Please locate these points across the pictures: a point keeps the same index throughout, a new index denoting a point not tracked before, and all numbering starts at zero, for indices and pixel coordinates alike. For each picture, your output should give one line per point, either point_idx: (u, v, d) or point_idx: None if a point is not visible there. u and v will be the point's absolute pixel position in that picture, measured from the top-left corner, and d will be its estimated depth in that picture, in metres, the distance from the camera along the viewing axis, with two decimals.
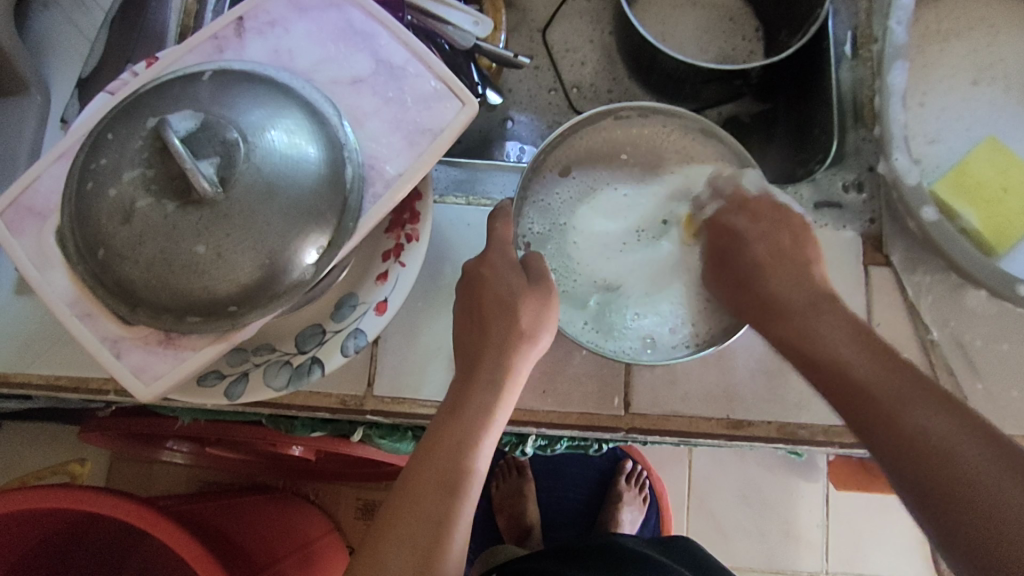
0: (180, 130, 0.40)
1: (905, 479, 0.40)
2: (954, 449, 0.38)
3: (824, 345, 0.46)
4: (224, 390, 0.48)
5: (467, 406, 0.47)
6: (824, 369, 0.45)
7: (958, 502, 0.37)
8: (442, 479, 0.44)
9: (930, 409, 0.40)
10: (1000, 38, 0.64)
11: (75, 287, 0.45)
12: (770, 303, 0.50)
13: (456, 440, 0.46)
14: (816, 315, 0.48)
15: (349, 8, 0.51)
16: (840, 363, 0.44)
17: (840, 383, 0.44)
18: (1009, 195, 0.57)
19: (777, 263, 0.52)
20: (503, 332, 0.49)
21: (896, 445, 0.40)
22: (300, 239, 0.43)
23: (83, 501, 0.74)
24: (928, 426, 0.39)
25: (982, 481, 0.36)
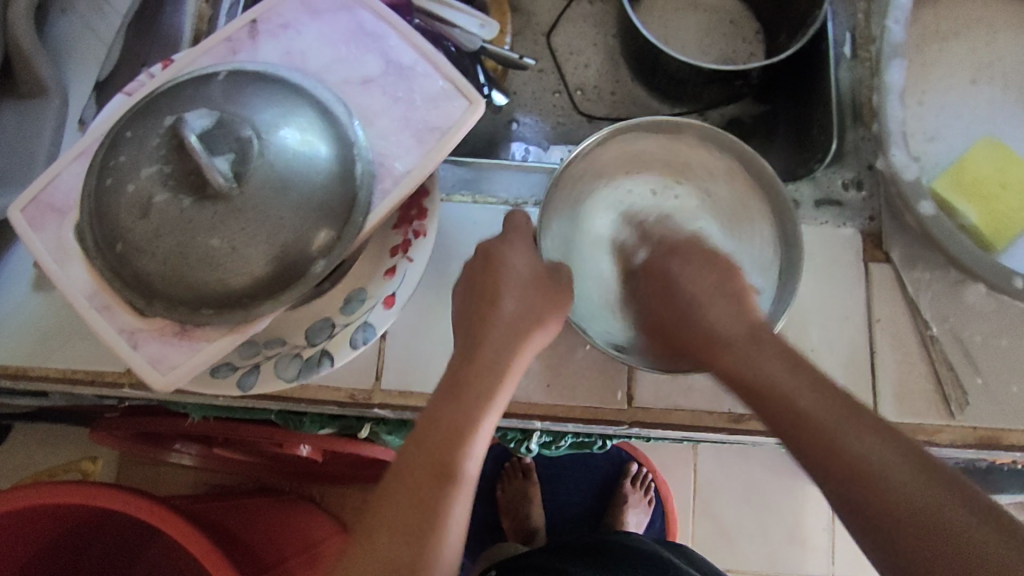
0: (196, 127, 0.41)
1: (853, 508, 0.40)
2: (899, 477, 0.39)
3: (760, 375, 0.45)
4: (235, 381, 0.50)
5: (464, 391, 0.48)
6: (765, 401, 0.45)
7: (905, 526, 0.38)
8: (437, 459, 0.46)
9: (874, 435, 0.41)
10: (998, 38, 0.65)
11: (94, 281, 0.46)
12: (698, 329, 0.50)
13: (452, 422, 0.47)
14: (753, 343, 0.47)
15: (360, 11, 0.52)
16: (782, 393, 0.44)
17: (782, 410, 0.44)
18: (1007, 191, 0.59)
19: (719, 298, 0.51)
20: (507, 330, 0.51)
21: (841, 474, 0.40)
22: (311, 235, 0.44)
23: (94, 497, 0.75)
24: (874, 453, 0.40)
25: (929, 504, 0.38)
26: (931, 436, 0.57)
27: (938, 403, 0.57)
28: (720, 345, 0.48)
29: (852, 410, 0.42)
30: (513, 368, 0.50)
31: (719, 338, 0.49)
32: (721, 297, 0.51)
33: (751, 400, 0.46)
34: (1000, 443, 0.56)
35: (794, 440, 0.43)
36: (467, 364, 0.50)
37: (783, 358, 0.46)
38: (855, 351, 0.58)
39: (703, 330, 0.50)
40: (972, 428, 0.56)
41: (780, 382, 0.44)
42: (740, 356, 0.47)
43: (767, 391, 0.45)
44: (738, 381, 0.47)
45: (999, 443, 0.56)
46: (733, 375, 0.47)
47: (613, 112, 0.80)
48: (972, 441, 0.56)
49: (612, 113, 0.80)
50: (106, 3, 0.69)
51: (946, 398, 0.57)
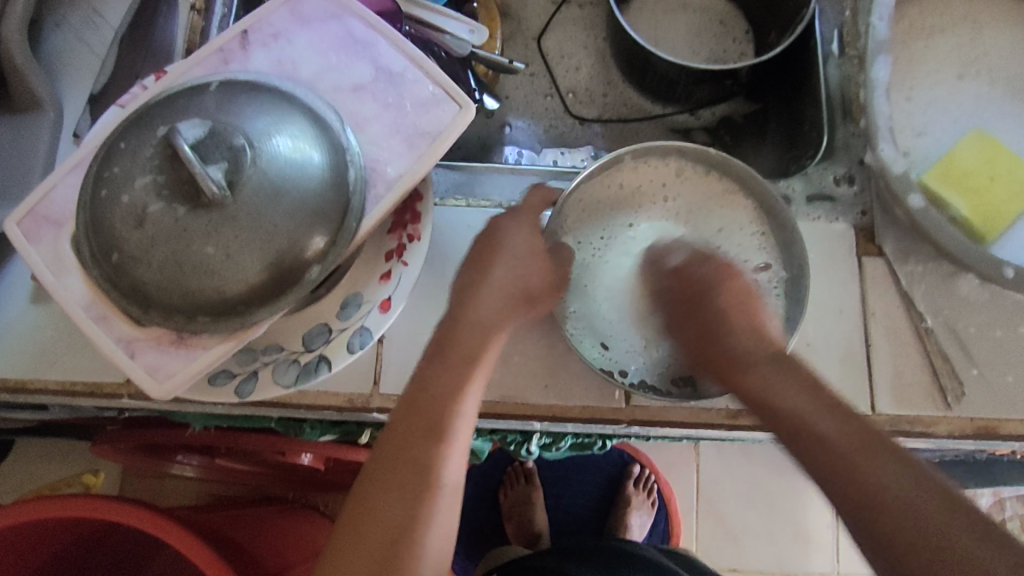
0: (189, 137, 0.42)
1: (868, 531, 0.41)
2: (926, 511, 0.40)
3: (801, 417, 0.46)
4: (233, 389, 0.50)
5: (434, 387, 0.49)
6: (806, 445, 0.45)
7: (939, 567, 0.38)
8: (414, 462, 0.47)
9: (897, 468, 0.42)
10: (984, 32, 0.66)
11: (90, 291, 0.47)
12: (732, 362, 0.50)
13: (429, 420, 0.48)
14: (793, 389, 0.47)
15: (350, 19, 0.53)
16: (819, 437, 0.44)
17: (821, 450, 0.44)
18: (996, 183, 0.59)
19: (772, 365, 0.49)
20: (476, 331, 0.51)
21: (867, 512, 0.41)
22: (306, 240, 0.45)
23: (97, 509, 0.75)
24: (899, 489, 0.41)
25: (959, 543, 0.38)
26: (928, 428, 0.57)
27: (934, 394, 0.57)
28: (762, 396, 0.48)
29: (885, 447, 0.43)
30: (482, 362, 0.50)
31: (772, 387, 0.48)
32: (769, 363, 0.49)
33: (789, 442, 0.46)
34: (997, 434, 0.56)
35: (826, 478, 0.44)
36: (439, 356, 0.50)
37: (822, 401, 0.46)
38: (850, 345, 0.59)
39: (746, 375, 0.49)
40: (969, 419, 0.56)
41: (797, 403, 0.46)
42: (781, 404, 0.47)
43: (804, 434, 0.45)
44: (781, 425, 0.46)
45: (997, 434, 0.56)
46: (774, 418, 0.47)
47: (605, 114, 0.80)
48: (969, 432, 0.56)
49: (604, 114, 0.80)
50: (99, 17, 0.69)
51: (942, 390, 0.57)
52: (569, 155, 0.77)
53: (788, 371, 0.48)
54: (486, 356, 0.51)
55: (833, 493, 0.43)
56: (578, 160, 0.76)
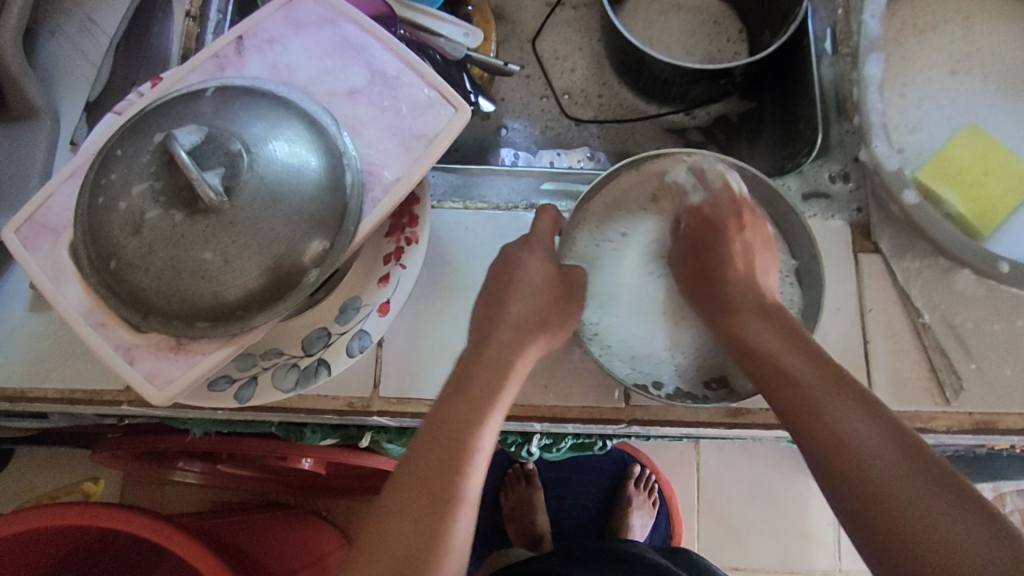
0: (186, 143, 0.42)
1: (845, 490, 0.43)
2: (884, 465, 0.42)
3: (774, 360, 0.49)
4: (233, 393, 0.50)
5: (451, 420, 0.48)
6: (776, 386, 0.48)
7: (887, 513, 0.40)
8: (430, 490, 0.45)
9: (863, 419, 0.44)
10: (976, 28, 0.66)
11: (89, 299, 0.47)
12: (724, 308, 0.55)
13: (446, 450, 0.47)
14: (772, 335, 0.51)
15: (344, 23, 0.53)
16: (790, 379, 0.48)
17: (791, 394, 0.47)
18: (990, 178, 0.59)
19: (756, 312, 0.53)
20: (498, 364, 0.52)
21: (828, 458, 0.44)
22: (304, 245, 0.45)
23: (97, 517, 0.75)
24: (859, 440, 0.43)
25: (912, 494, 0.40)
26: (927, 423, 0.57)
27: (932, 390, 0.57)
28: (744, 340, 0.52)
29: (855, 398, 0.45)
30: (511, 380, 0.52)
31: (755, 335, 0.51)
32: (751, 313, 0.53)
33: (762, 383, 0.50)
34: (996, 428, 0.56)
35: (794, 423, 0.47)
36: (467, 371, 0.52)
37: (797, 345, 0.49)
38: (848, 342, 0.59)
39: (731, 319, 0.54)
40: (968, 414, 0.57)
41: (790, 361, 0.48)
42: (759, 345, 0.51)
43: (777, 374, 0.48)
44: (757, 366, 0.50)
45: (995, 428, 0.56)
46: (754, 360, 0.50)
47: (600, 115, 0.80)
48: (968, 427, 0.57)
49: (600, 115, 0.80)
50: (94, 25, 0.69)
51: (941, 385, 0.57)
52: (566, 155, 0.78)
53: (769, 318, 0.52)
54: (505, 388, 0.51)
55: (799, 437, 0.46)
56: (575, 160, 0.78)
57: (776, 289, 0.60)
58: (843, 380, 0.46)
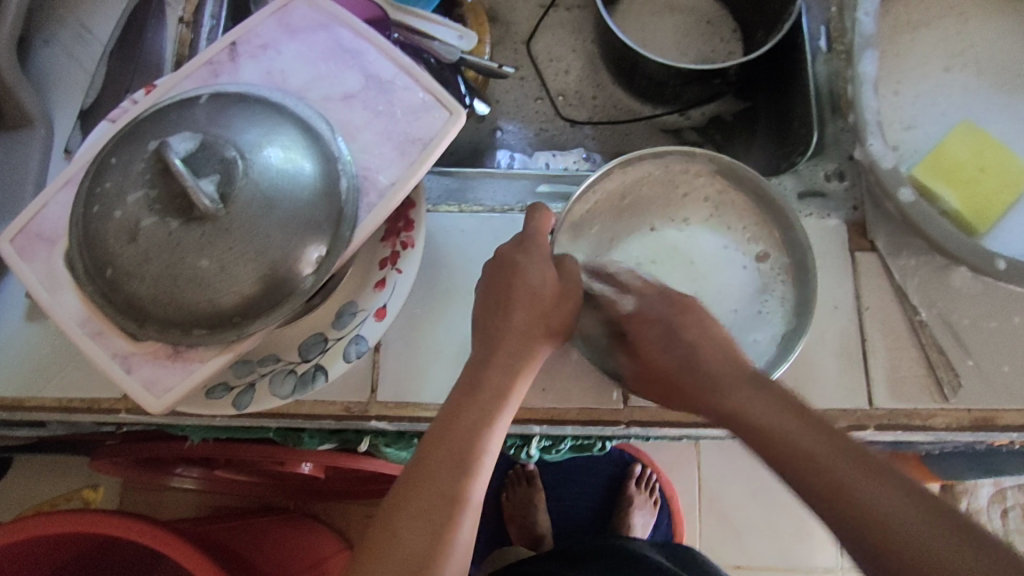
0: (180, 151, 0.42)
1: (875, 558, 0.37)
2: (943, 552, 0.36)
3: (792, 443, 0.42)
4: (231, 401, 0.50)
5: (460, 424, 0.48)
6: (800, 473, 0.41)
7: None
8: (439, 490, 0.45)
9: (902, 499, 0.38)
10: (969, 25, 0.66)
11: (85, 307, 0.47)
12: (711, 387, 0.47)
13: (455, 455, 0.47)
14: (777, 411, 0.44)
15: (338, 28, 0.53)
16: (815, 465, 0.41)
17: (819, 483, 0.40)
18: (986, 175, 0.59)
19: (747, 384, 0.46)
20: (509, 360, 0.51)
21: (878, 551, 0.37)
22: (300, 250, 0.45)
23: (97, 525, 0.75)
24: (910, 525, 0.37)
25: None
26: (925, 421, 0.57)
27: (931, 387, 0.57)
28: (751, 421, 0.44)
29: (886, 477, 0.39)
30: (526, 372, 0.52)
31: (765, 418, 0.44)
32: (741, 380, 0.47)
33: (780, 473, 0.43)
34: (995, 424, 0.56)
35: (831, 514, 0.39)
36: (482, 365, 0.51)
37: (809, 422, 0.43)
38: (846, 341, 0.59)
39: (726, 400, 0.46)
40: (966, 411, 0.57)
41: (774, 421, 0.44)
42: (769, 428, 0.43)
43: (798, 461, 0.41)
44: (773, 454, 0.43)
45: (994, 424, 0.57)
46: (767, 448, 0.43)
47: (595, 116, 0.80)
48: (967, 424, 0.57)
49: (594, 116, 0.80)
50: (87, 32, 0.69)
51: (939, 382, 0.57)
52: (562, 157, 0.78)
53: (764, 390, 0.46)
54: (516, 389, 0.51)
55: (838, 529, 0.39)
56: (571, 162, 0.77)
57: (768, 289, 0.59)
58: (865, 454, 0.40)
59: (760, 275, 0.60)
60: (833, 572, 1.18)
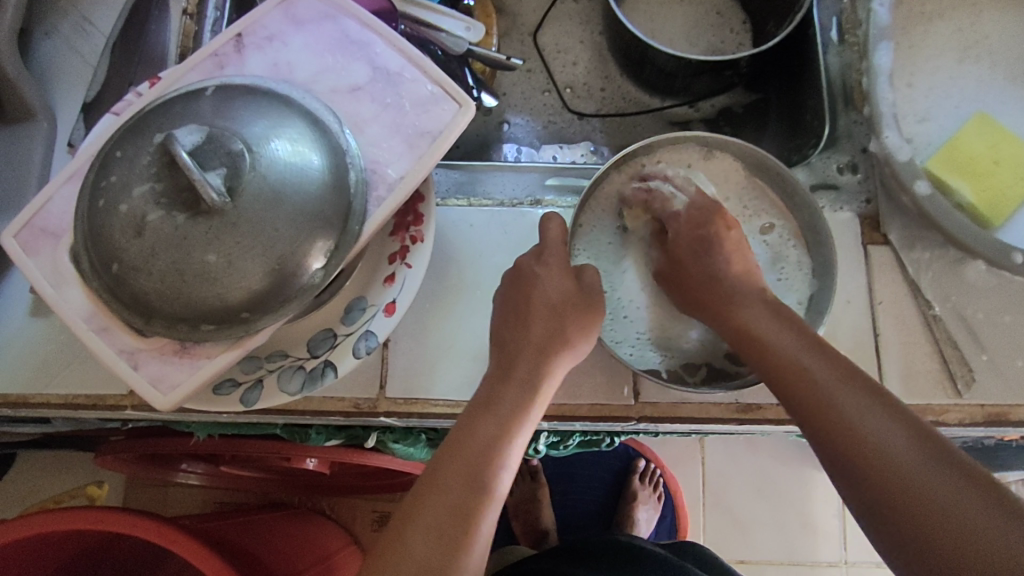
0: (187, 143, 0.41)
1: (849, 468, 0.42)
2: (900, 453, 0.40)
3: (791, 359, 0.47)
4: (239, 397, 0.49)
5: (475, 440, 0.48)
6: (791, 383, 0.46)
7: (900, 497, 0.39)
8: (456, 499, 0.45)
9: (878, 410, 0.42)
10: (983, 16, 0.65)
11: (91, 303, 0.46)
12: (725, 295, 0.53)
13: (471, 472, 0.46)
14: (787, 338, 0.48)
15: (344, 19, 0.52)
16: (809, 379, 0.45)
17: (806, 391, 0.45)
18: (1001, 168, 0.59)
19: (766, 310, 0.50)
20: (523, 379, 0.51)
21: (842, 447, 0.42)
22: (308, 246, 0.44)
23: (102, 522, 0.74)
24: (877, 426, 0.42)
25: (925, 478, 0.39)
26: (938, 416, 0.57)
27: (944, 382, 0.57)
28: (760, 341, 0.49)
29: (870, 392, 0.43)
30: (544, 387, 0.52)
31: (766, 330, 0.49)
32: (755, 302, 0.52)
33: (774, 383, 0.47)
34: (1009, 420, 0.56)
35: (807, 411, 0.45)
36: (501, 381, 0.51)
37: (810, 347, 0.47)
38: (859, 335, 0.58)
39: (734, 316, 0.51)
40: (980, 406, 0.56)
41: (786, 346, 0.47)
42: (771, 346, 0.48)
43: (793, 374, 0.46)
44: (771, 367, 0.48)
45: (1008, 420, 0.56)
46: (766, 363, 0.48)
47: (603, 109, 0.79)
48: (981, 419, 0.56)
49: (602, 109, 0.79)
50: (89, 24, 0.68)
51: (952, 376, 0.57)
52: (568, 150, 0.77)
53: (779, 315, 0.50)
54: (532, 410, 0.50)
55: (812, 428, 0.44)
56: (577, 156, 0.77)
57: (783, 259, 0.59)
58: (856, 375, 0.45)
59: (769, 247, 0.60)
60: (837, 566, 1.18)
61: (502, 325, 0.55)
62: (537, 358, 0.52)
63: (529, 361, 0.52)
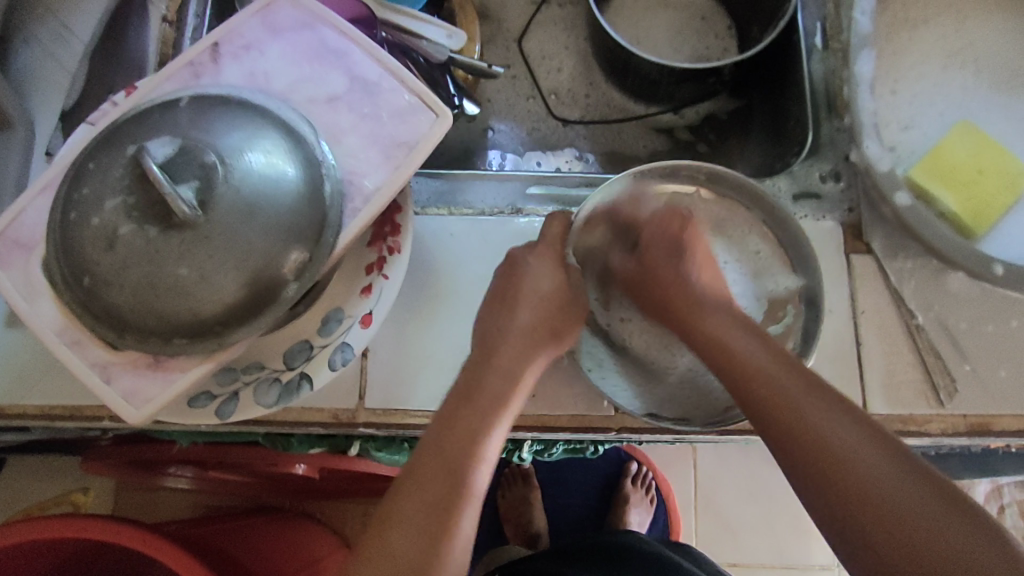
0: (159, 156, 0.41)
1: (829, 505, 0.41)
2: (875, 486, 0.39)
3: (777, 394, 0.45)
4: (214, 410, 0.49)
5: (434, 466, 0.46)
6: (750, 391, 0.46)
7: (867, 511, 0.39)
8: (437, 498, 0.45)
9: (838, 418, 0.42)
10: (968, 23, 0.65)
11: (64, 316, 0.46)
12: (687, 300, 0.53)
13: (446, 477, 0.46)
14: (758, 353, 0.47)
15: (323, 28, 0.52)
16: (781, 402, 0.44)
17: (764, 403, 0.45)
18: (983, 177, 0.58)
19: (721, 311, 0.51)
20: (488, 402, 0.50)
21: (824, 482, 0.41)
22: (282, 258, 0.44)
23: (86, 530, 0.74)
24: (839, 440, 0.41)
25: (888, 489, 0.39)
26: (921, 427, 0.56)
27: (927, 392, 0.56)
28: (731, 356, 0.48)
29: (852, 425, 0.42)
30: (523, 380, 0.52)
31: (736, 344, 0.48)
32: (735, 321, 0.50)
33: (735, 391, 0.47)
34: (991, 430, 0.55)
35: (787, 443, 0.43)
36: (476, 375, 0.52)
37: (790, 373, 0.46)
38: (841, 345, 0.58)
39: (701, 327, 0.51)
40: (963, 417, 0.56)
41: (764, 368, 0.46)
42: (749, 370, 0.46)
43: (766, 398, 0.45)
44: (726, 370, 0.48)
45: (990, 430, 0.56)
46: (744, 386, 0.46)
47: (588, 115, 0.79)
48: (963, 429, 0.56)
49: (587, 115, 0.79)
50: (67, 31, 0.68)
51: (934, 387, 0.56)
52: (553, 158, 0.78)
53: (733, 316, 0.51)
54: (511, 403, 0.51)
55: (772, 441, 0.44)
56: (563, 162, 0.77)
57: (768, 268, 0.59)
58: (809, 380, 0.45)
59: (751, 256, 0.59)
60: (830, 570, 1.17)
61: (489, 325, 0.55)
62: (506, 384, 0.52)
63: (493, 386, 0.51)
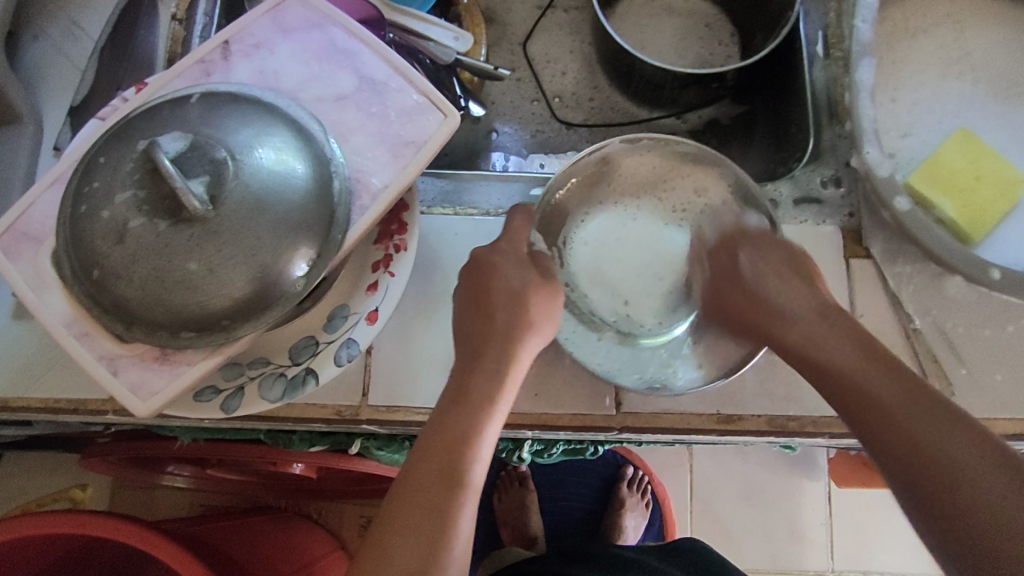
0: (170, 151, 0.42)
1: (918, 496, 0.42)
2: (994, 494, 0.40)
3: (875, 402, 0.46)
4: (220, 404, 0.49)
5: (429, 470, 0.46)
6: (846, 406, 0.48)
7: (933, 487, 0.42)
8: (433, 499, 0.45)
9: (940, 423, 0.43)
10: (967, 33, 0.66)
11: (73, 309, 0.46)
12: (774, 315, 0.54)
13: (439, 475, 0.45)
14: (866, 364, 0.48)
15: (332, 28, 0.52)
16: (882, 412, 0.45)
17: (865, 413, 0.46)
18: (981, 184, 0.59)
19: (817, 320, 0.52)
20: (479, 403, 0.49)
21: (930, 487, 0.42)
22: (290, 253, 0.44)
23: (85, 526, 0.74)
24: (944, 444, 0.42)
25: (979, 483, 0.40)
26: None
27: None
28: (838, 367, 0.49)
29: (972, 434, 0.42)
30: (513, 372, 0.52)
31: (797, 334, 0.52)
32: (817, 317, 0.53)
33: (843, 408, 0.48)
34: (988, 434, 0.56)
35: (887, 450, 0.44)
36: (467, 373, 0.51)
37: (890, 377, 0.46)
38: None
39: (788, 329, 0.53)
40: None
41: (842, 362, 0.49)
42: (823, 356, 0.50)
43: (868, 407, 0.46)
44: (832, 388, 0.49)
45: (987, 434, 0.56)
46: (848, 399, 0.47)
47: (590, 118, 0.80)
48: None
49: (589, 119, 0.80)
50: (76, 27, 0.68)
51: (932, 391, 0.57)
52: (555, 160, 0.77)
53: (834, 325, 0.51)
54: (502, 396, 0.50)
55: (873, 446, 0.45)
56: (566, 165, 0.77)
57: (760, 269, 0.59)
58: (926, 396, 0.45)
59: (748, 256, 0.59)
60: None
61: (470, 320, 0.54)
62: (494, 381, 0.50)
63: (482, 383, 0.50)
